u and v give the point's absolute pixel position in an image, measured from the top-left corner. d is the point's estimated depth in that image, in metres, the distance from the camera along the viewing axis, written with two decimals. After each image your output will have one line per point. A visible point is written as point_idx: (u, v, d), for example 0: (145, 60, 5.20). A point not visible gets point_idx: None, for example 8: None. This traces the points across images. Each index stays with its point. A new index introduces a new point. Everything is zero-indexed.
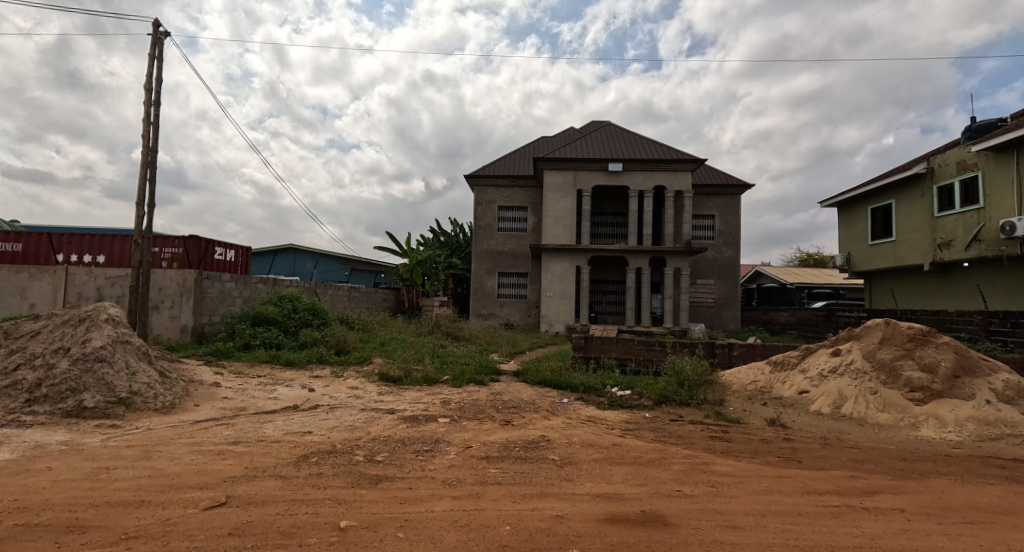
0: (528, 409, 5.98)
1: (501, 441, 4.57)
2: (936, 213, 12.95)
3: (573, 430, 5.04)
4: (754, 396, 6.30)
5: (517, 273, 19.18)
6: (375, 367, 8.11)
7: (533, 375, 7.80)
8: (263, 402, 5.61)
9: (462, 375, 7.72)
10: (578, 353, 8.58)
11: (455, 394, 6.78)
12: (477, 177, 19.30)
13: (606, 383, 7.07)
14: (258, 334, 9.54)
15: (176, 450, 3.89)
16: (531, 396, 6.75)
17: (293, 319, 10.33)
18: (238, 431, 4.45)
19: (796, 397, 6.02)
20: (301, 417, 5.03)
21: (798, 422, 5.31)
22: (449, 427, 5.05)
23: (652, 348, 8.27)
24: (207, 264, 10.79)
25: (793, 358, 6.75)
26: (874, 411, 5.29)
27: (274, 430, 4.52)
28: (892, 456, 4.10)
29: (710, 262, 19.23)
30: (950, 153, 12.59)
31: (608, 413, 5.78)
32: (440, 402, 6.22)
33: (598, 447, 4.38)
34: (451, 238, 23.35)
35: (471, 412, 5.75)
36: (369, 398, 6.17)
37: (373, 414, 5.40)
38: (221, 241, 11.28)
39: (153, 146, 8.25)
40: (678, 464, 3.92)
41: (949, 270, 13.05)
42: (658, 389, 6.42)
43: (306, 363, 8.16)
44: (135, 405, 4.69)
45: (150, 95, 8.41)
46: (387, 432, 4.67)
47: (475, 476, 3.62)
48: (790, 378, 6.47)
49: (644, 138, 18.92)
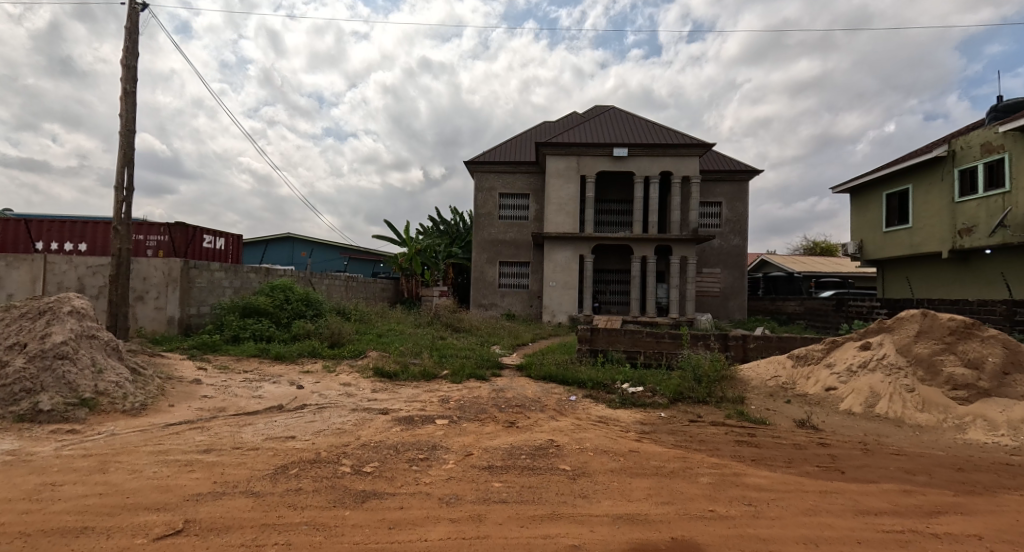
0: (533, 408, 5.53)
1: (505, 447, 4.13)
2: (957, 198, 12.46)
3: (583, 432, 4.59)
4: (776, 393, 5.89)
5: (519, 262, 18.68)
6: (369, 361, 7.64)
7: (537, 370, 7.35)
8: (247, 401, 5.16)
9: (462, 370, 7.29)
10: (584, 346, 8.14)
11: (454, 391, 6.34)
12: (477, 163, 18.71)
13: (615, 379, 6.63)
14: (248, 325, 9.09)
15: (138, 459, 3.41)
16: (536, 393, 6.30)
17: (286, 310, 9.92)
18: (212, 436, 3.98)
19: (823, 395, 5.60)
20: (284, 419, 4.56)
21: (828, 423, 4.87)
22: (448, 430, 4.61)
23: (661, 340, 7.81)
24: (195, 253, 10.27)
25: (818, 352, 6.32)
26: (912, 411, 4.86)
27: (253, 435, 4.06)
28: (946, 465, 3.63)
29: (717, 251, 18.72)
30: (974, 135, 12.06)
31: (620, 413, 5.34)
32: (439, 400, 5.78)
33: (614, 454, 3.92)
34: (451, 227, 22.82)
35: (471, 411, 5.30)
36: (362, 396, 5.73)
37: (364, 414, 4.95)
38: (209, 229, 10.75)
39: (130, 124, 7.69)
40: (706, 476, 3.46)
41: (968, 258, 12.58)
42: (673, 385, 5.98)
43: (296, 356, 7.71)
44: (99, 407, 4.21)
45: (127, 70, 7.83)
46: (379, 437, 4.22)
47: (477, 492, 3.16)
48: (814, 374, 6.04)
49: (650, 122, 18.27)
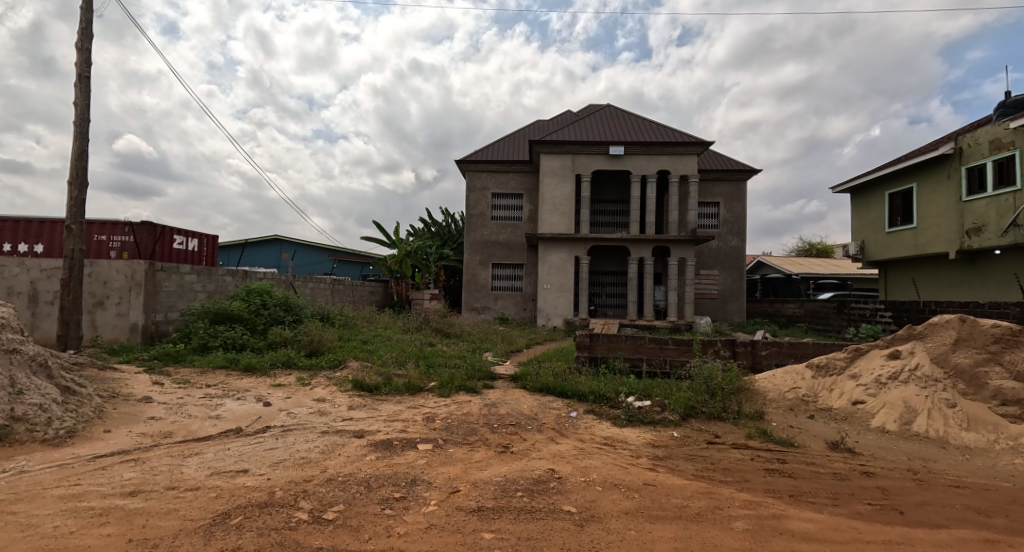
0: (530, 427, 4.93)
1: (497, 481, 3.50)
2: (964, 197, 12.11)
3: (588, 459, 4.00)
4: (797, 407, 5.36)
5: (512, 264, 18.07)
6: (348, 373, 6.96)
7: (532, 381, 6.74)
8: (201, 423, 4.48)
9: (450, 382, 6.66)
10: (583, 353, 7.55)
11: (441, 407, 5.71)
12: (469, 162, 18.09)
13: (618, 391, 6.03)
14: (219, 333, 8.37)
15: (40, 508, 2.73)
16: (532, 408, 5.67)
17: (262, 316, 9.25)
18: (146, 471, 3.30)
19: (850, 409, 5.08)
20: (239, 446, 3.89)
21: (864, 444, 4.30)
22: (431, 458, 3.99)
23: (665, 347, 7.26)
24: (164, 253, 9.53)
25: (840, 362, 5.78)
26: (956, 429, 4.35)
27: (197, 469, 3.39)
28: (1019, 501, 3.06)
29: (715, 252, 18.25)
30: (982, 132, 11.72)
31: (628, 433, 4.76)
32: (424, 418, 5.16)
33: (626, 489, 3.32)
34: (442, 228, 22.16)
35: (459, 433, 4.67)
36: (336, 415, 5.08)
37: (336, 438, 4.30)
38: (180, 229, 10.01)
39: (83, 112, 6.93)
40: (739, 519, 2.87)
41: (976, 259, 12.21)
42: (684, 399, 5.40)
43: (269, 368, 7.01)
44: (12, 438, 3.51)
45: (81, 53, 7.08)
46: (349, 470, 3.57)
47: (463, 548, 2.54)
48: (837, 385, 5.52)
49: (647, 120, 17.77)
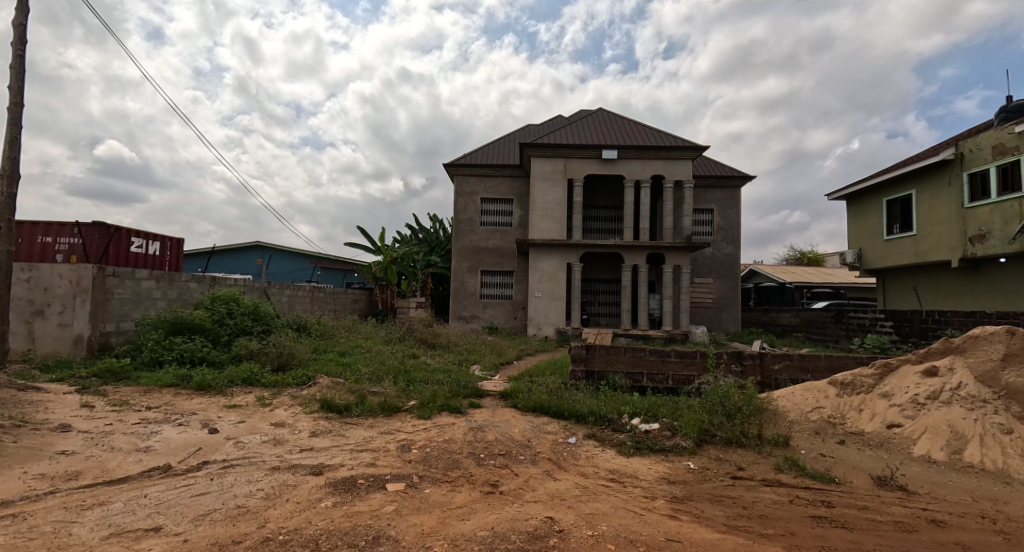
0: (522, 458, 4.22)
1: (483, 537, 2.77)
2: (967, 204, 11.77)
3: (593, 502, 3.30)
4: (823, 431, 4.75)
5: (501, 272, 17.40)
6: (317, 391, 6.19)
7: (524, 399, 6.05)
8: (124, 458, 3.69)
9: (432, 401, 5.93)
10: (579, 367, 6.87)
11: (420, 432, 4.97)
12: (457, 166, 17.46)
13: (621, 412, 5.35)
14: (175, 345, 7.53)
15: None
16: (525, 433, 4.96)
17: (226, 327, 8.43)
18: (19, 535, 2.51)
19: (886, 434, 4.48)
20: (159, 493, 3.10)
21: (914, 478, 3.67)
22: (403, 502, 3.26)
23: (668, 360, 6.61)
24: (118, 257, 8.68)
25: (868, 379, 5.18)
26: (1017, 460, 3.77)
27: (93, 528, 2.61)
28: None
29: (709, 260, 17.77)
30: (984, 136, 11.42)
31: (637, 465, 4.08)
32: (398, 447, 4.43)
33: (647, 549, 2.62)
34: (430, 234, 21.42)
35: (438, 467, 3.94)
36: (294, 444, 4.32)
37: (287, 478, 3.53)
38: (139, 231, 9.17)
39: (17, 96, 6.11)
40: None
41: (980, 266, 11.85)
42: (697, 422, 4.75)
43: (226, 385, 6.21)
44: None
45: (16, 29, 6.27)
46: (296, 524, 2.83)
47: None
48: (867, 405, 4.92)
49: (641, 124, 17.33)
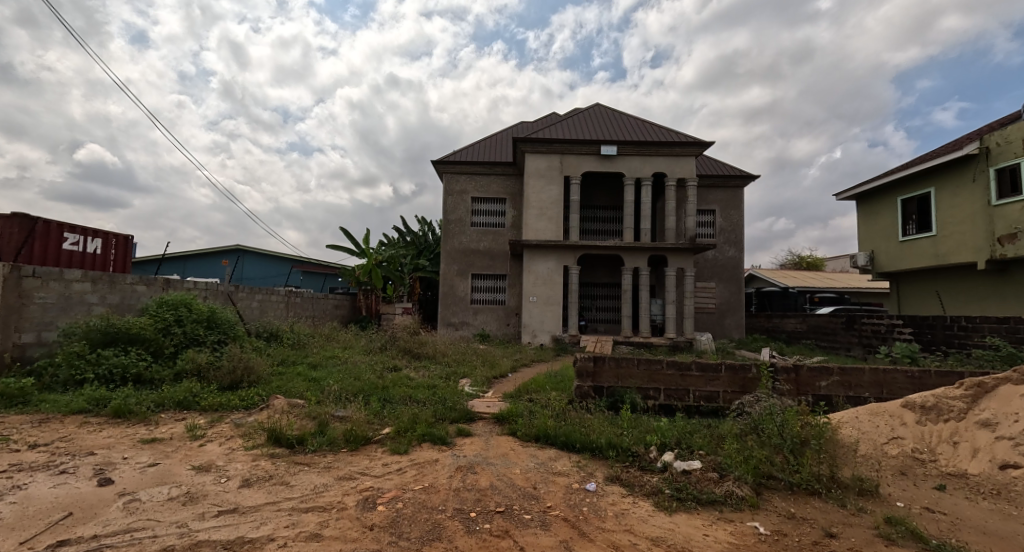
0: (529, 519, 3.07)
1: None
2: (993, 202, 10.94)
3: None
4: (912, 471, 3.68)
5: (492, 275, 16.28)
6: (269, 417, 5.00)
7: (525, 425, 4.92)
8: None
9: (412, 429, 4.76)
10: (587, 383, 5.77)
11: (392, 474, 3.81)
12: (446, 163, 16.36)
13: (647, 444, 4.23)
14: (105, 359, 6.26)
15: None
16: (528, 476, 3.82)
17: (173, 336, 7.19)
18: None
19: (1002, 477, 3.43)
20: None
21: None
22: None
23: (688, 375, 5.54)
24: (45, 255, 7.44)
25: (958, 403, 4.14)
26: None
27: None
28: None
29: (711, 263, 16.86)
30: (1013, 129, 10.60)
31: (687, 530, 2.95)
32: (360, 502, 3.26)
33: None
34: (418, 236, 20.24)
35: (411, 540, 2.76)
36: (213, 502, 3.12)
37: None
38: (73, 226, 7.94)
39: None
40: None
41: (1008, 268, 11.02)
42: (751, 462, 3.66)
43: (152, 410, 4.99)
44: None
45: None
46: None
47: None
48: (965, 436, 3.88)
49: (639, 120, 16.38)
